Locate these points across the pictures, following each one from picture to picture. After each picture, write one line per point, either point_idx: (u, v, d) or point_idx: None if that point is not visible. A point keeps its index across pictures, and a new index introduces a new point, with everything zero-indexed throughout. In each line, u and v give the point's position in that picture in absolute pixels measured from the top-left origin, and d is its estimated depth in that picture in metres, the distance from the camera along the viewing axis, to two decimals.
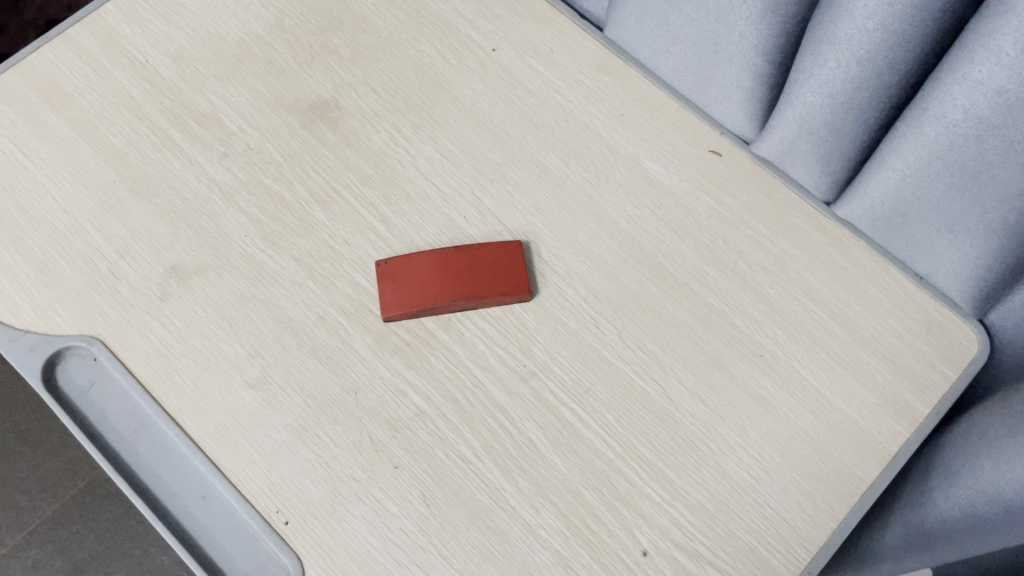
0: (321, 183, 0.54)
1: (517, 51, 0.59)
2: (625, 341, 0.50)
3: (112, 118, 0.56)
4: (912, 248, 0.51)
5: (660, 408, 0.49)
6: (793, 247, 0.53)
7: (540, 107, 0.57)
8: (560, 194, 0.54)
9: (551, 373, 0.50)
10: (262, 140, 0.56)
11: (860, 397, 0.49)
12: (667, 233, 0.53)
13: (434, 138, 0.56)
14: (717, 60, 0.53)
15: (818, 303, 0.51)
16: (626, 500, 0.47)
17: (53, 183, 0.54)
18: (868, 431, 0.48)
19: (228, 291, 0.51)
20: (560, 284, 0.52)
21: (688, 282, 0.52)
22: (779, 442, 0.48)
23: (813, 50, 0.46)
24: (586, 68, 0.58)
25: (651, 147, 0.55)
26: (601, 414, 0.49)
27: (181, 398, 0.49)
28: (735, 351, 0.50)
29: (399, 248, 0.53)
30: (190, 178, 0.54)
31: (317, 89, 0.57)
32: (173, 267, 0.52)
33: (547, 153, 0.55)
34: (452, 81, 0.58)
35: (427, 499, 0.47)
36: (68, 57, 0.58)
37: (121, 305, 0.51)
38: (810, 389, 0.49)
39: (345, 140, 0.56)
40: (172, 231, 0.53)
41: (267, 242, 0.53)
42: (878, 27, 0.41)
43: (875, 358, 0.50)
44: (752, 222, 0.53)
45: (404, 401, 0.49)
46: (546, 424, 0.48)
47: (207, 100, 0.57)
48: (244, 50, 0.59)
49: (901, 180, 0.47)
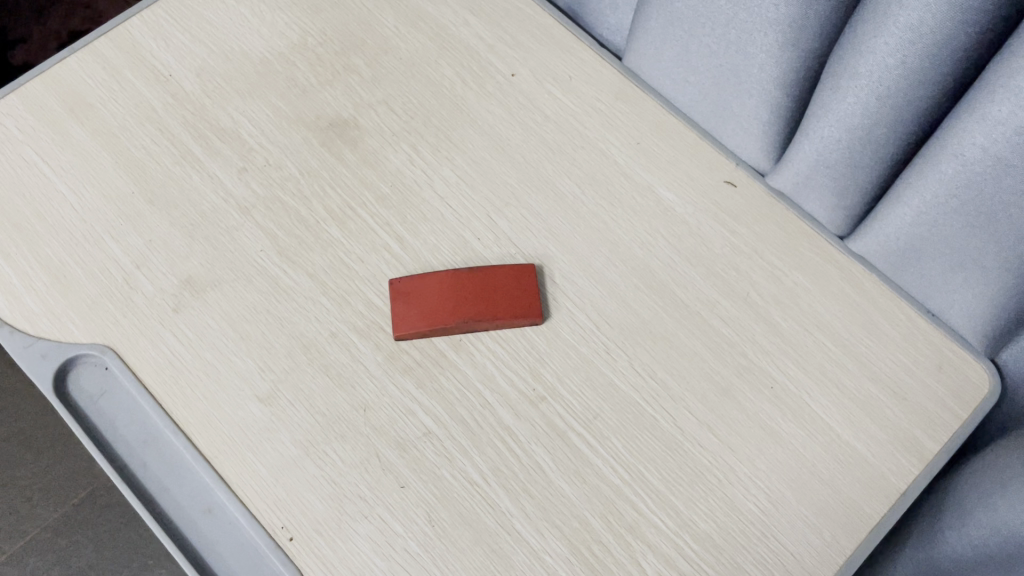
0: (338, 200, 0.55)
1: (536, 76, 0.59)
2: (636, 368, 0.50)
3: (134, 130, 0.57)
4: (925, 285, 0.51)
5: (669, 435, 0.49)
6: (806, 280, 0.53)
7: (557, 133, 0.57)
8: (574, 219, 0.55)
9: (560, 398, 0.50)
10: (281, 156, 0.56)
11: (870, 432, 0.49)
12: (680, 262, 0.53)
13: (451, 159, 0.56)
14: (736, 91, 0.53)
15: (828, 336, 0.52)
16: (632, 527, 0.47)
17: (73, 192, 0.55)
18: (877, 467, 0.48)
19: (242, 304, 0.52)
20: (572, 309, 0.52)
21: (699, 310, 0.52)
22: (786, 475, 0.48)
23: (832, 85, 0.46)
24: (604, 96, 0.58)
25: (666, 176, 0.56)
26: (610, 440, 0.49)
27: (189, 409, 0.49)
28: (745, 381, 0.50)
29: (413, 266, 0.53)
30: (208, 192, 0.55)
31: (337, 108, 0.58)
32: (188, 279, 0.52)
33: (562, 178, 0.56)
34: (471, 104, 0.58)
35: (432, 520, 0.47)
36: (93, 69, 0.59)
37: (135, 315, 0.51)
38: (819, 423, 0.49)
39: (363, 158, 0.56)
40: (188, 242, 0.53)
41: (283, 257, 0.53)
42: (898, 65, 0.42)
43: (884, 394, 0.50)
44: (764, 254, 0.54)
45: (413, 420, 0.49)
46: (555, 449, 0.48)
47: (228, 115, 0.57)
48: (266, 68, 0.59)
49: (916, 217, 0.48)
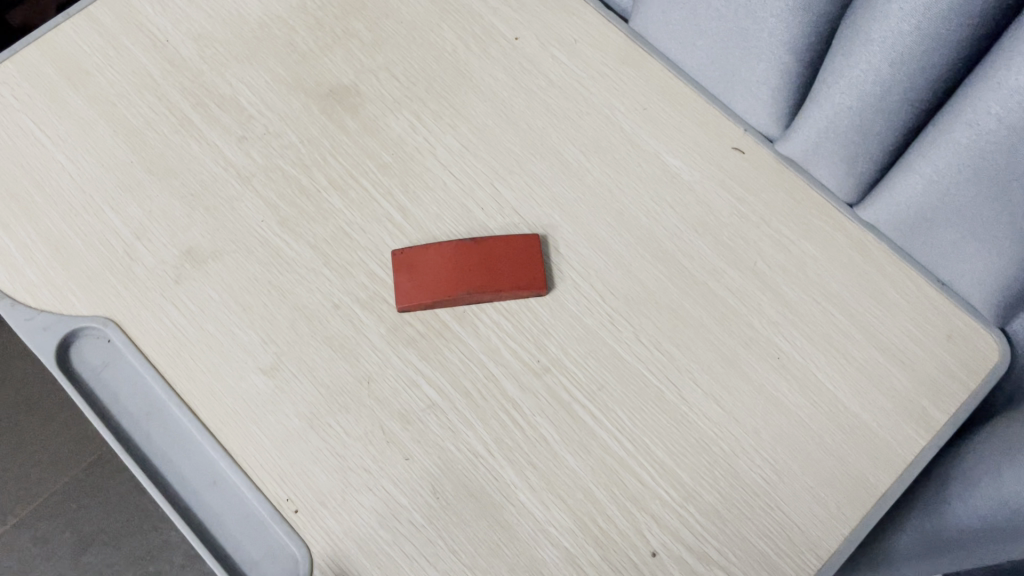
0: (339, 169, 0.54)
1: (540, 40, 0.58)
2: (642, 339, 0.50)
3: (131, 98, 0.56)
4: (936, 254, 0.50)
5: (674, 407, 0.49)
6: (814, 250, 0.52)
7: (562, 98, 0.56)
8: (578, 188, 0.54)
9: (565, 369, 0.49)
10: (281, 123, 0.55)
11: (877, 403, 0.49)
12: (686, 231, 0.53)
13: (454, 126, 0.55)
14: (745, 57, 0.50)
15: (836, 306, 0.51)
16: (636, 499, 0.47)
17: (71, 161, 0.54)
18: (883, 438, 0.48)
19: (243, 276, 0.51)
20: (577, 280, 0.51)
21: (706, 280, 0.52)
22: (792, 446, 0.48)
23: (844, 51, 0.44)
24: (609, 60, 0.57)
25: (673, 143, 0.55)
26: (615, 412, 0.48)
27: (193, 382, 0.49)
28: (751, 352, 0.50)
29: (416, 236, 0.52)
30: (208, 162, 0.54)
31: (337, 73, 0.57)
32: (189, 250, 0.52)
33: (567, 145, 0.55)
34: (474, 69, 0.57)
35: (437, 492, 0.47)
36: (89, 35, 0.58)
37: (136, 287, 0.51)
38: (825, 394, 0.49)
39: (364, 125, 0.55)
40: (188, 213, 0.53)
41: (284, 227, 0.52)
42: (913, 30, 0.39)
43: (892, 365, 0.50)
44: (772, 222, 0.53)
45: (417, 392, 0.49)
46: (559, 421, 0.48)
47: (227, 82, 0.56)
48: (265, 32, 0.58)
49: (927, 187, 0.46)
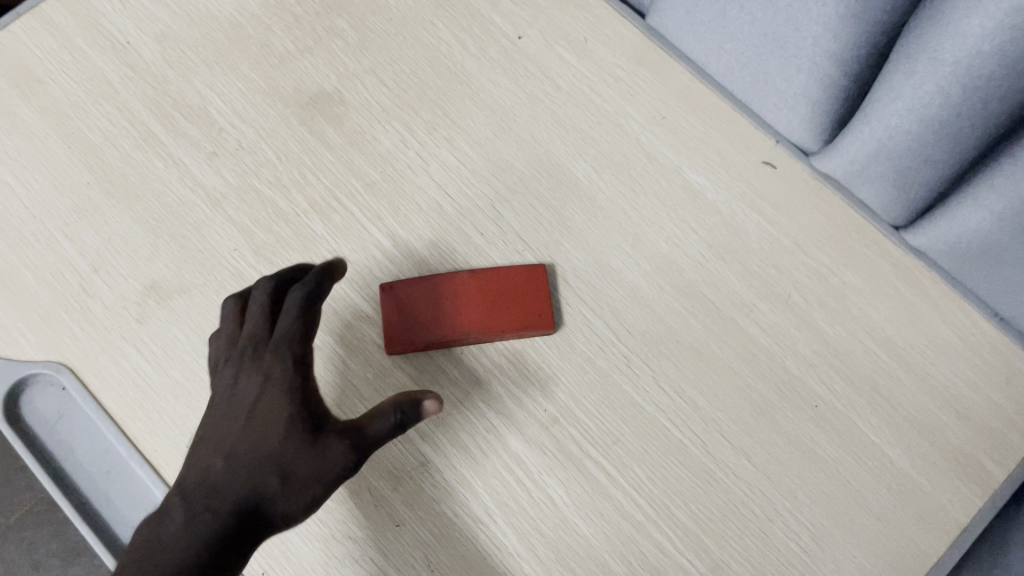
0: (321, 190, 0.48)
1: (546, 39, 0.52)
2: (661, 385, 0.44)
3: (87, 109, 0.50)
4: (997, 291, 0.44)
5: (699, 464, 0.43)
6: (856, 280, 0.46)
7: (570, 106, 0.50)
8: (590, 209, 0.48)
9: (575, 420, 0.44)
10: (255, 138, 0.49)
11: (927, 457, 0.43)
12: (711, 258, 0.47)
13: (449, 140, 0.49)
14: (781, 64, 0.43)
15: (880, 346, 0.45)
16: (657, 570, 0.42)
17: (21, 183, 0.48)
18: (936, 499, 0.43)
19: (213, 314, 0.45)
20: (588, 316, 0.46)
21: (734, 316, 0.46)
22: (832, 508, 0.42)
23: (906, 67, 0.37)
24: (624, 61, 0.51)
25: (695, 157, 0.49)
26: (632, 469, 0.43)
27: (156, 436, 0.43)
28: (785, 399, 0.44)
29: (407, 267, 0.47)
30: (174, 182, 0.48)
31: (319, 79, 0.51)
32: (152, 285, 0.46)
33: (577, 161, 0.49)
34: (472, 73, 0.51)
35: (432, 563, 0.42)
36: (40, 36, 0.52)
37: (93, 327, 0.45)
38: (868, 447, 0.44)
39: (348, 139, 0.49)
40: (152, 241, 0.47)
41: (259, 257, 0.47)
42: (996, 50, 0.33)
43: (944, 413, 0.44)
44: (809, 248, 0.47)
45: (408, 447, 0.43)
46: (569, 480, 0.43)
47: (195, 90, 0.50)
48: (237, 32, 0.52)
49: (997, 223, 0.40)
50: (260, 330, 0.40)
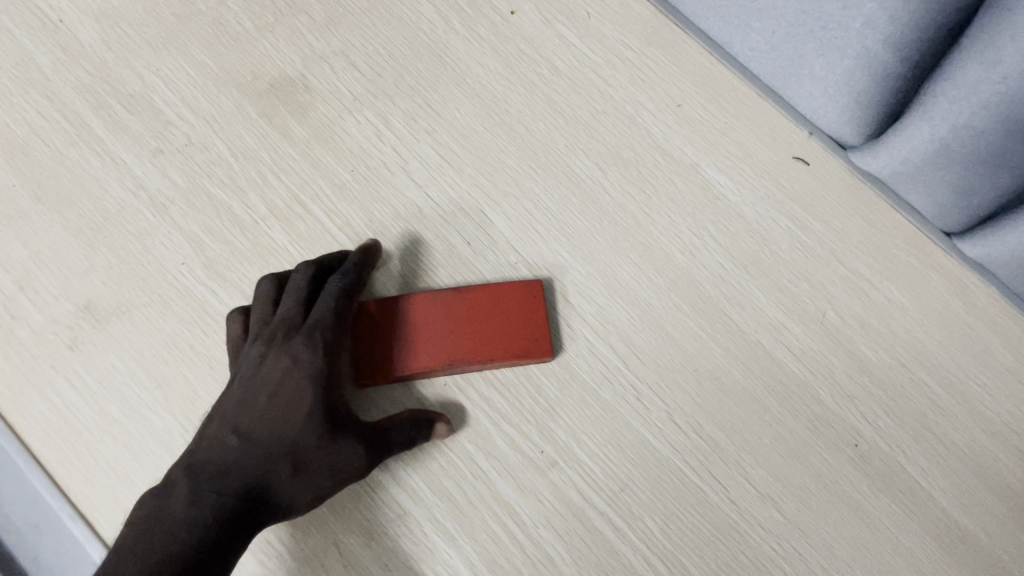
0: (282, 192, 0.42)
1: (542, 14, 0.45)
2: (677, 421, 0.38)
3: (13, 98, 0.43)
4: None
5: (720, 515, 0.37)
6: (902, 296, 0.40)
7: (571, 93, 0.43)
8: (593, 214, 0.41)
9: (577, 463, 0.38)
10: (207, 131, 0.43)
11: (986, 505, 0.37)
12: (734, 271, 0.40)
13: (431, 132, 0.43)
14: (822, 47, 0.37)
15: (931, 374, 0.39)
16: None
17: None
18: (995, 555, 0.37)
19: (157, 339, 0.39)
20: (591, 340, 0.39)
21: (760, 339, 0.39)
22: (874, 566, 0.37)
23: (987, 58, 0.30)
24: (632, 40, 0.44)
25: (715, 153, 0.42)
26: (642, 521, 0.37)
27: (89, 485, 0.37)
28: (820, 438, 0.38)
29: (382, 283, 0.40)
30: (113, 184, 0.42)
31: (281, 62, 0.44)
32: (87, 305, 0.40)
33: (578, 157, 0.42)
34: (457, 54, 0.44)
35: None
36: None
37: (17, 355, 0.39)
38: (918, 494, 0.37)
39: (314, 132, 0.43)
40: (87, 254, 0.41)
41: (211, 271, 0.40)
42: None
43: (1005, 453, 0.38)
44: (847, 259, 0.40)
45: (383, 496, 0.37)
46: (569, 534, 0.37)
47: (138, 76, 0.44)
48: (186, 8, 0.45)
49: None
50: (293, 312, 0.37)
